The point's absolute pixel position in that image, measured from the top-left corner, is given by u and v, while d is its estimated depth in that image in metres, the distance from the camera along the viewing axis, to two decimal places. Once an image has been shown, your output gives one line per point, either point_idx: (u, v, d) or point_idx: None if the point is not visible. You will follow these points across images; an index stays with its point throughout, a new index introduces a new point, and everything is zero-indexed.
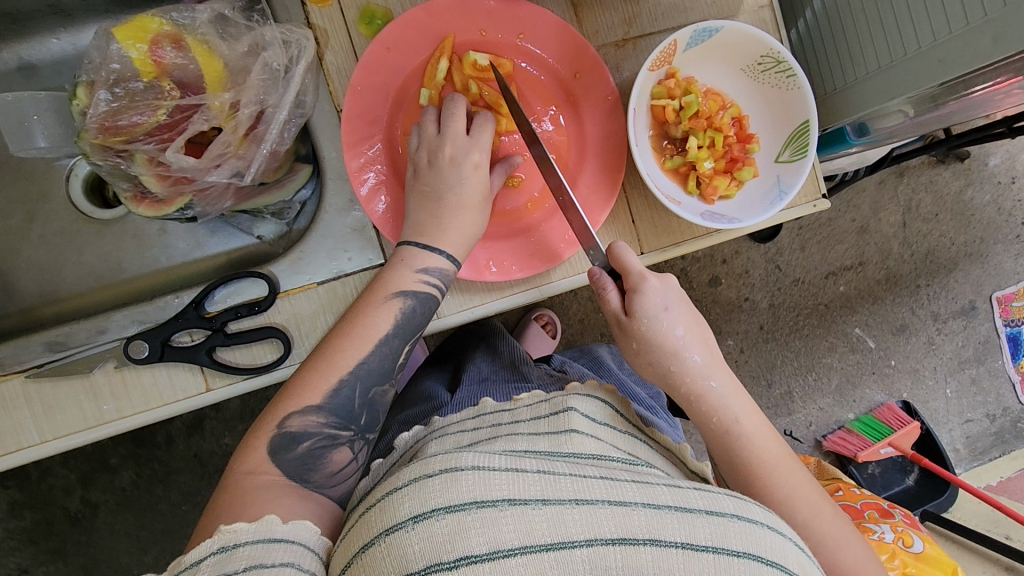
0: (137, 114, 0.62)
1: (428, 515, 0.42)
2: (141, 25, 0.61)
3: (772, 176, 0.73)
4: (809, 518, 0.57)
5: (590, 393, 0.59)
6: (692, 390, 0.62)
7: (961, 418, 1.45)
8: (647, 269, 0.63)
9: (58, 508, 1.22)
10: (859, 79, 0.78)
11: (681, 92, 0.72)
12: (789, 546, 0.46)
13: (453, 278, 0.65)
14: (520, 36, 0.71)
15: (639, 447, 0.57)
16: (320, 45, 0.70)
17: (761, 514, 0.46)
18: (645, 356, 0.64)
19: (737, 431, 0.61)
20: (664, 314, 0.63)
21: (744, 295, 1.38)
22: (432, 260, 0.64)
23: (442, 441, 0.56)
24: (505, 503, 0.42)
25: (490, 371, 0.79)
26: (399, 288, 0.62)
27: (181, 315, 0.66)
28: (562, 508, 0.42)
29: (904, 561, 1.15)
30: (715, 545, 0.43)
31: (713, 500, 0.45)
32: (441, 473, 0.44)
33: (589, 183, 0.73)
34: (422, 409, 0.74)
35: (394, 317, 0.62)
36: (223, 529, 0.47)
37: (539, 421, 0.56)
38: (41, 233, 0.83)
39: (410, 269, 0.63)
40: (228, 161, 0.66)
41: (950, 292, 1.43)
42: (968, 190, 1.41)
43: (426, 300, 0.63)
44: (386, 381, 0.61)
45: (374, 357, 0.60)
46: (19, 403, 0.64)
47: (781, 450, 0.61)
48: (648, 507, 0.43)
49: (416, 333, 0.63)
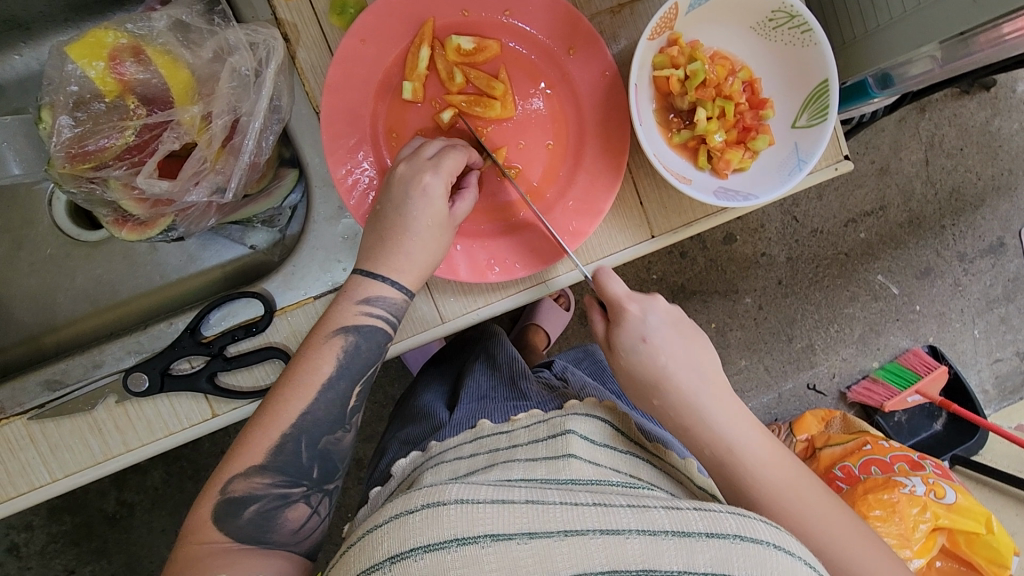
0: (103, 137, 0.59)
1: (406, 556, 0.40)
2: (96, 41, 0.57)
3: (790, 143, 0.67)
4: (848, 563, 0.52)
5: (589, 411, 0.58)
6: (685, 432, 0.59)
7: (990, 357, 1.40)
8: (630, 297, 0.60)
9: (95, 511, 1.24)
10: (882, 25, 0.71)
11: (686, 60, 0.66)
12: (802, 567, 0.43)
13: (404, 306, 0.61)
14: (505, 12, 0.65)
15: (641, 467, 0.55)
16: (291, 42, 0.65)
17: (767, 533, 0.43)
18: (631, 387, 0.61)
19: (733, 464, 0.57)
20: (642, 345, 0.59)
21: (761, 250, 1.33)
22: (376, 288, 0.60)
23: (438, 471, 0.56)
24: (488, 539, 0.40)
25: (490, 385, 0.75)
26: (341, 325, 0.59)
27: (177, 344, 0.64)
28: (549, 541, 0.40)
29: (935, 514, 1.13)
30: (714, 573, 0.40)
31: (714, 521, 0.43)
32: (422, 509, 0.42)
33: (590, 168, 0.68)
34: (420, 430, 0.72)
35: (336, 359, 0.59)
36: None
37: (537, 445, 0.54)
38: (30, 261, 0.80)
39: (353, 302, 0.60)
40: (206, 178, 0.62)
41: (977, 230, 1.36)
42: (995, 120, 1.33)
43: (372, 334, 0.60)
44: (339, 428, 0.59)
45: (318, 407, 0.58)
46: (24, 443, 0.63)
47: (804, 486, 0.56)
48: (643, 533, 0.41)
49: (364, 372, 0.60)
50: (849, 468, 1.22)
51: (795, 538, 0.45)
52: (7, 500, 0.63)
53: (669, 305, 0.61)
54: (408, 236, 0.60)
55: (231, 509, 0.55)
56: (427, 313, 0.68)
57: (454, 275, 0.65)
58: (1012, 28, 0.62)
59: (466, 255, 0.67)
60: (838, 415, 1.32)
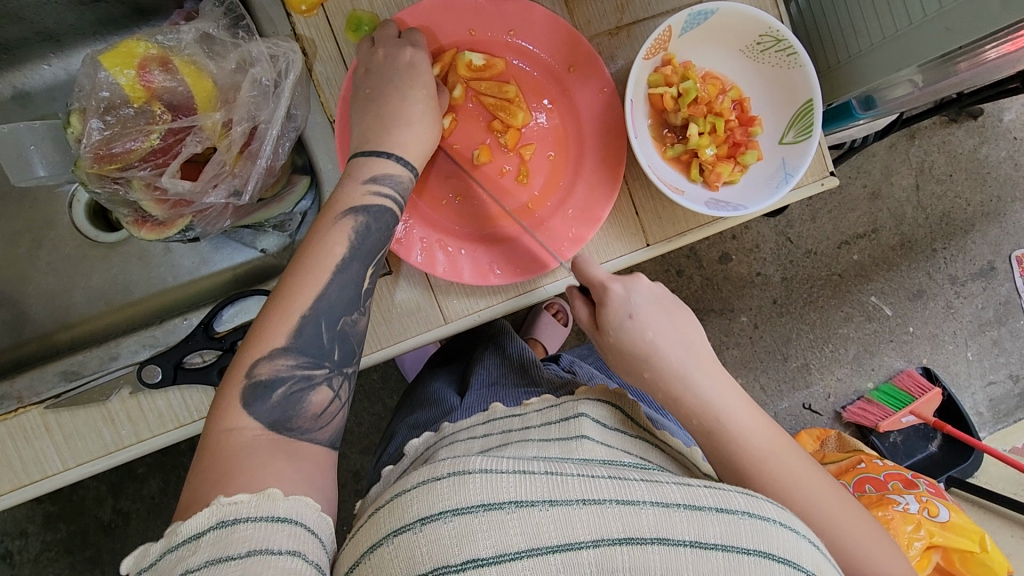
0: (129, 140, 0.62)
1: (435, 518, 0.42)
2: (127, 50, 0.61)
3: (777, 159, 0.71)
4: (807, 511, 0.55)
5: (598, 397, 0.61)
6: (669, 394, 0.61)
7: (983, 380, 1.43)
8: (612, 278, 0.63)
9: (91, 519, 1.25)
10: (865, 50, 0.76)
11: (679, 78, 0.70)
12: (805, 545, 0.45)
13: (409, 184, 0.63)
14: (510, 32, 0.70)
15: (650, 451, 0.59)
16: (308, 56, 0.69)
17: (773, 511, 0.46)
18: (622, 362, 0.64)
19: (720, 431, 0.59)
20: (631, 321, 0.62)
21: (756, 270, 1.37)
22: (383, 168, 0.62)
23: (453, 447, 0.59)
24: (513, 505, 0.42)
25: (500, 373, 0.81)
26: (350, 205, 0.59)
27: (190, 338, 0.66)
28: (570, 509, 0.43)
29: (930, 531, 1.14)
30: (725, 543, 0.43)
31: (723, 498, 0.45)
32: (449, 476, 0.44)
33: (589, 178, 0.72)
34: (431, 414, 0.77)
35: (348, 241, 0.59)
36: (223, 502, 0.44)
37: (549, 427, 0.58)
38: (48, 260, 0.83)
39: (360, 183, 0.60)
40: (224, 181, 0.65)
41: (968, 254, 1.40)
42: (983, 148, 1.37)
43: (381, 214, 0.60)
44: (354, 311, 0.59)
45: (333, 289, 0.57)
46: (39, 433, 0.65)
47: (777, 441, 0.59)
48: (657, 505, 0.43)
49: (375, 255, 0.60)
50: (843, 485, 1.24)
51: (799, 519, 0.48)
52: (20, 487, 0.65)
53: (655, 284, 0.64)
54: None
55: (260, 392, 0.53)
56: (431, 313, 0.71)
57: (459, 278, 0.69)
58: (997, 51, 0.63)
59: (470, 259, 0.70)
60: (832, 434, 1.35)
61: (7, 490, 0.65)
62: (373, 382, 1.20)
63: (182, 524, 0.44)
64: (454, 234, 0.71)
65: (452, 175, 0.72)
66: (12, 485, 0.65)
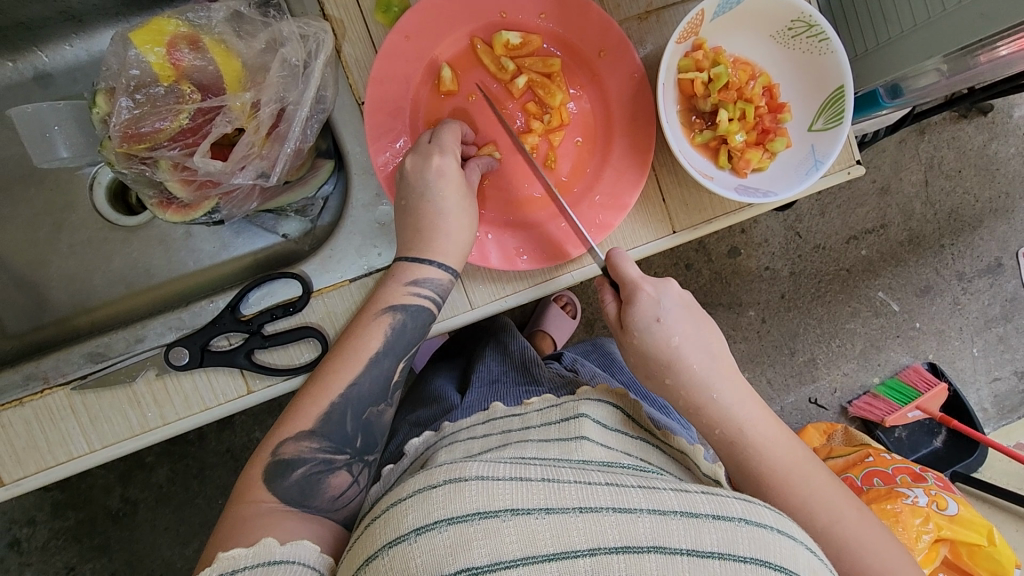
0: (158, 119, 0.62)
1: (430, 528, 0.43)
2: (157, 28, 0.61)
3: (806, 145, 0.71)
4: (832, 524, 0.56)
5: (600, 398, 0.62)
6: (691, 401, 0.62)
7: (988, 376, 1.43)
8: (644, 278, 0.63)
9: (99, 507, 1.25)
10: (894, 38, 0.75)
11: (710, 63, 0.69)
12: (802, 551, 0.45)
13: (449, 286, 0.65)
14: (541, 15, 0.69)
15: (650, 452, 0.60)
16: (337, 37, 0.68)
17: (771, 518, 0.46)
18: (644, 367, 0.64)
19: (741, 442, 0.60)
20: (656, 325, 0.62)
21: (764, 264, 1.36)
22: (423, 271, 0.63)
23: (452, 449, 0.59)
24: (508, 513, 0.43)
25: (501, 372, 0.84)
26: (389, 303, 0.63)
27: (217, 320, 0.66)
28: (566, 517, 0.43)
29: (938, 524, 1.14)
30: (721, 551, 0.43)
31: (720, 504, 0.45)
32: (444, 484, 0.44)
33: (616, 165, 0.71)
34: (433, 411, 0.78)
35: (384, 335, 0.62)
36: (222, 556, 0.48)
37: (549, 427, 0.59)
38: (68, 243, 0.83)
39: (401, 284, 0.63)
40: (252, 162, 0.65)
41: (975, 250, 1.40)
42: (993, 144, 1.37)
43: (418, 314, 0.63)
44: (382, 402, 0.62)
45: (365, 378, 0.61)
46: (64, 414, 0.65)
47: (797, 455, 0.60)
48: (653, 513, 0.44)
49: (409, 349, 0.63)
50: (852, 479, 1.24)
51: (796, 525, 0.48)
52: (44, 469, 0.64)
53: (683, 290, 0.65)
54: (443, 217, 0.63)
55: (281, 470, 0.57)
56: (457, 298, 0.70)
57: (487, 263, 0.68)
58: (1008, 48, 0.67)
59: (497, 244, 0.70)
60: (839, 428, 1.34)
61: (32, 471, 0.64)
62: None
63: None
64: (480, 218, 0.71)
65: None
66: (36, 467, 0.64)
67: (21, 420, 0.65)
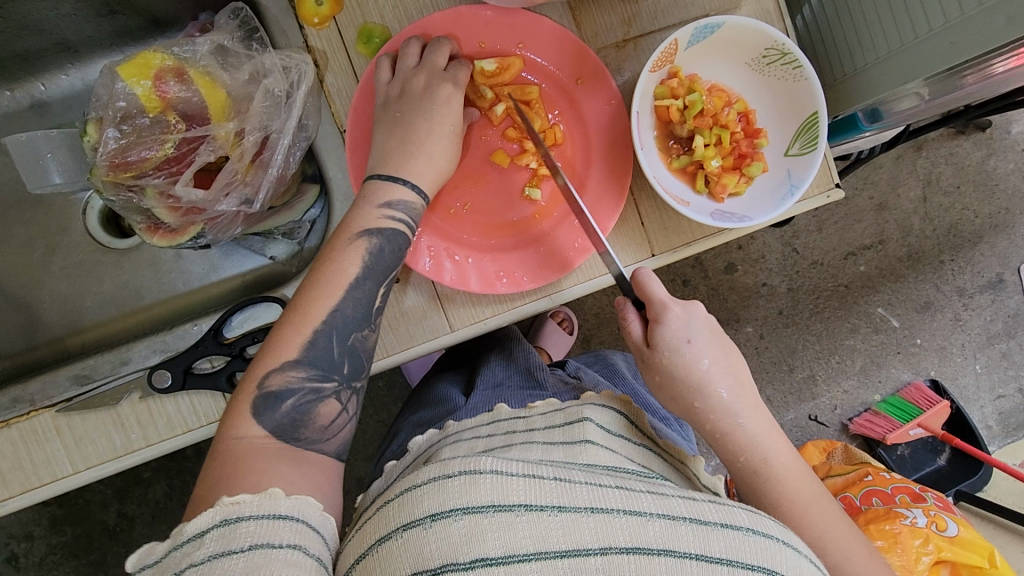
0: (145, 149, 0.64)
1: (445, 516, 0.43)
2: (144, 62, 0.63)
3: (782, 170, 0.72)
4: (841, 561, 0.58)
5: (604, 403, 0.62)
6: (718, 426, 0.63)
7: (992, 393, 1.42)
8: (673, 299, 0.63)
9: (96, 523, 1.26)
10: (868, 65, 0.77)
11: (685, 91, 0.71)
12: (805, 563, 0.47)
13: (420, 211, 0.65)
14: (519, 45, 0.71)
15: (652, 459, 0.60)
16: (320, 68, 0.69)
17: (777, 530, 0.47)
18: (668, 389, 0.64)
19: (765, 471, 0.61)
20: (687, 346, 0.63)
21: (761, 280, 1.36)
22: (397, 192, 0.64)
23: (457, 447, 0.59)
24: (522, 508, 0.43)
25: (506, 376, 0.84)
26: (364, 227, 0.61)
27: (200, 343, 0.67)
28: (578, 516, 0.43)
29: (938, 546, 1.13)
30: (728, 558, 0.44)
31: (729, 514, 0.46)
32: (460, 475, 0.44)
33: (596, 188, 0.72)
34: (435, 412, 0.80)
35: (362, 259, 0.61)
36: (225, 502, 0.46)
37: (554, 431, 0.58)
38: (61, 266, 0.85)
39: (374, 206, 0.62)
40: (236, 189, 0.66)
41: (976, 266, 1.39)
42: (991, 160, 1.37)
43: (394, 237, 0.62)
44: (365, 327, 0.61)
45: (347, 305, 0.59)
46: (50, 435, 0.66)
47: (815, 490, 0.61)
48: (664, 517, 0.44)
49: (389, 273, 0.62)
50: (851, 499, 1.21)
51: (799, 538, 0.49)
52: (30, 489, 0.66)
53: (712, 316, 0.65)
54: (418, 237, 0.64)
55: (269, 402, 0.56)
56: (438, 322, 0.71)
57: (467, 288, 0.69)
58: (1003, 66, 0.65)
59: (478, 268, 0.71)
60: (839, 446, 1.33)
61: (17, 492, 0.66)
62: (378, 389, 1.22)
63: (184, 524, 0.45)
64: (463, 243, 0.72)
65: (463, 186, 0.73)
66: (22, 488, 0.66)
67: (7, 442, 0.66)
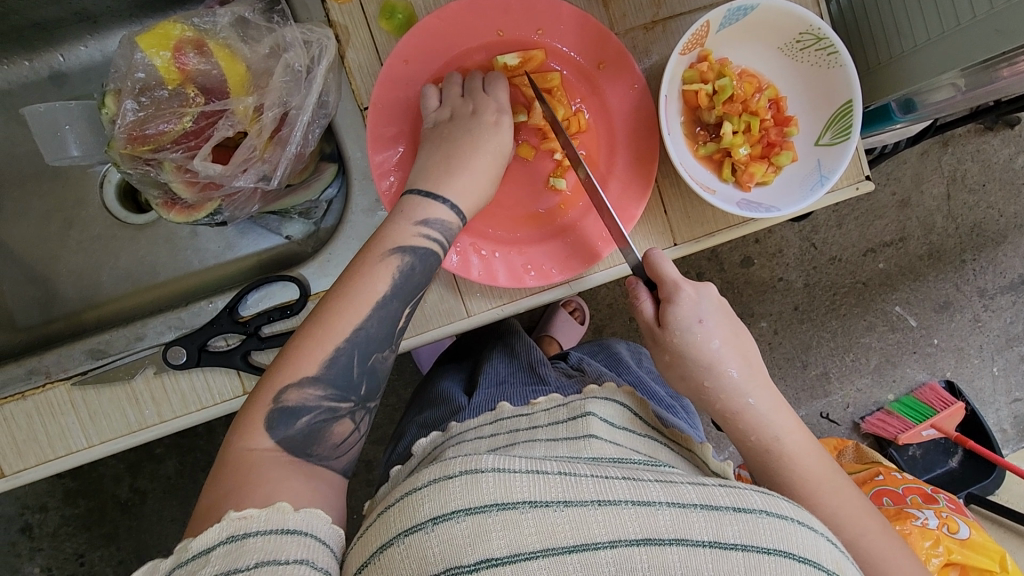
0: (163, 122, 0.63)
1: (447, 518, 0.42)
2: (164, 32, 0.61)
3: (812, 160, 0.70)
4: (855, 536, 0.56)
5: (609, 395, 0.61)
6: (728, 406, 0.61)
7: (1009, 397, 1.39)
8: (685, 279, 0.62)
9: (109, 496, 1.27)
10: (906, 52, 0.74)
11: (714, 75, 0.69)
12: (823, 543, 0.45)
13: (456, 231, 0.62)
14: (538, 30, 0.69)
15: (659, 449, 0.59)
16: (341, 43, 0.68)
17: (790, 509, 0.46)
18: (679, 368, 0.63)
19: (777, 451, 0.60)
20: (698, 326, 0.61)
21: (778, 275, 1.34)
22: (434, 210, 0.61)
23: (461, 446, 0.59)
24: (526, 505, 0.42)
25: (509, 372, 0.83)
26: (398, 244, 0.59)
27: (215, 321, 0.67)
28: (584, 509, 0.42)
29: (948, 548, 1.11)
30: (743, 543, 0.42)
31: (739, 497, 0.45)
32: (461, 475, 0.43)
33: (621, 177, 0.71)
34: (440, 412, 0.79)
35: (391, 278, 0.58)
36: (233, 516, 0.45)
37: (558, 427, 0.58)
38: (78, 240, 0.85)
39: (411, 223, 0.60)
40: (254, 165, 0.65)
41: (998, 266, 1.36)
42: (1019, 158, 1.33)
43: (425, 256, 0.60)
44: (387, 347, 0.58)
45: (372, 323, 0.57)
46: (65, 409, 0.66)
47: (829, 469, 0.60)
48: (673, 505, 0.43)
49: (416, 294, 0.59)
50: None
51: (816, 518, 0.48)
52: (46, 461, 0.66)
53: (722, 297, 0.64)
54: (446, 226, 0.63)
55: (285, 418, 0.53)
56: (454, 306, 0.70)
57: (495, 283, 0.68)
58: None
59: (504, 261, 0.70)
60: (850, 445, 1.32)
61: (33, 464, 0.66)
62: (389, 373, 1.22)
63: (190, 540, 0.44)
64: (487, 237, 0.71)
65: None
66: (37, 460, 0.66)
67: (23, 413, 0.66)
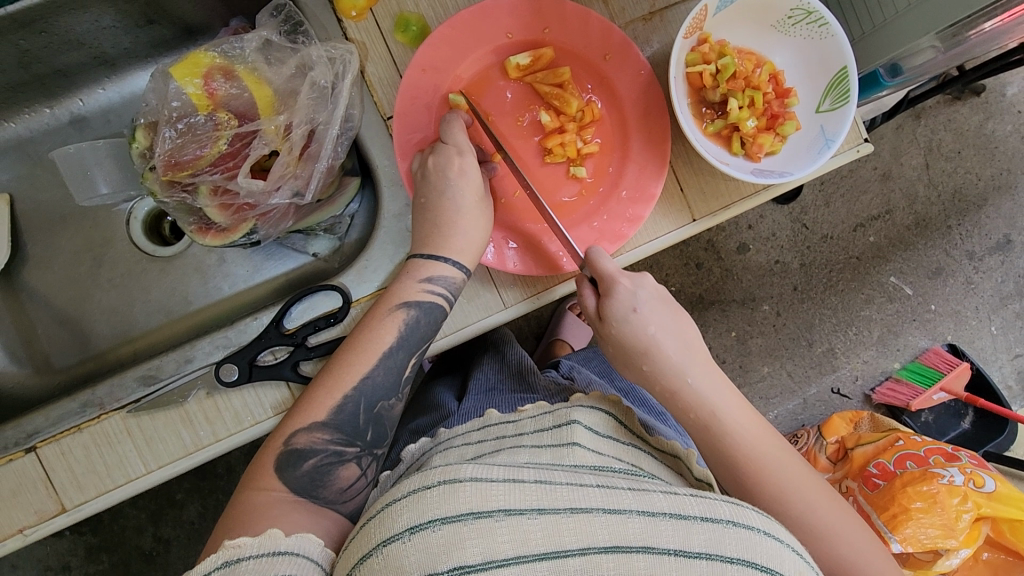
0: (198, 147, 0.65)
1: (424, 526, 0.43)
2: (194, 61, 0.65)
3: (816, 126, 0.73)
4: (805, 508, 0.58)
5: (594, 404, 0.62)
6: (668, 386, 0.64)
7: (1010, 353, 1.43)
8: (622, 272, 0.65)
9: (132, 548, 1.25)
10: (886, 21, 0.79)
11: (716, 55, 0.72)
12: (789, 553, 0.46)
13: (461, 285, 0.67)
14: (544, 29, 0.72)
15: (642, 457, 0.60)
16: (360, 59, 0.71)
17: (760, 521, 0.46)
18: (622, 355, 0.66)
19: (717, 427, 0.62)
20: (634, 314, 0.65)
21: (774, 258, 1.38)
22: (438, 268, 0.65)
23: (447, 455, 0.59)
24: (501, 514, 0.44)
25: (497, 380, 0.85)
26: (403, 299, 0.64)
27: (263, 335, 0.69)
28: (557, 517, 0.44)
29: (977, 502, 1.12)
30: (708, 552, 0.44)
31: (709, 507, 0.46)
32: (439, 484, 0.45)
33: (638, 160, 0.74)
34: (430, 419, 0.80)
35: (398, 330, 0.64)
36: (227, 545, 0.48)
37: (543, 433, 0.59)
38: (109, 277, 0.86)
39: (415, 280, 0.65)
40: (288, 182, 0.67)
41: (983, 228, 1.41)
42: (989, 123, 1.39)
43: (431, 310, 0.65)
44: (392, 396, 0.63)
45: (379, 370, 0.62)
46: (121, 437, 0.67)
47: (773, 442, 0.62)
48: (643, 514, 0.45)
49: (421, 345, 0.65)
50: (884, 464, 1.21)
51: (784, 528, 0.48)
52: (104, 493, 0.66)
53: (662, 288, 0.67)
54: (458, 221, 0.66)
55: (293, 459, 0.58)
56: (491, 299, 0.72)
57: (532, 270, 0.71)
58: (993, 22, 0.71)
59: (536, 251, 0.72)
60: (866, 416, 1.31)
61: (94, 495, 0.66)
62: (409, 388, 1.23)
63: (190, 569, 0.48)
64: (516, 229, 0.73)
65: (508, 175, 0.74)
66: (97, 492, 0.66)
67: (80, 446, 0.67)
